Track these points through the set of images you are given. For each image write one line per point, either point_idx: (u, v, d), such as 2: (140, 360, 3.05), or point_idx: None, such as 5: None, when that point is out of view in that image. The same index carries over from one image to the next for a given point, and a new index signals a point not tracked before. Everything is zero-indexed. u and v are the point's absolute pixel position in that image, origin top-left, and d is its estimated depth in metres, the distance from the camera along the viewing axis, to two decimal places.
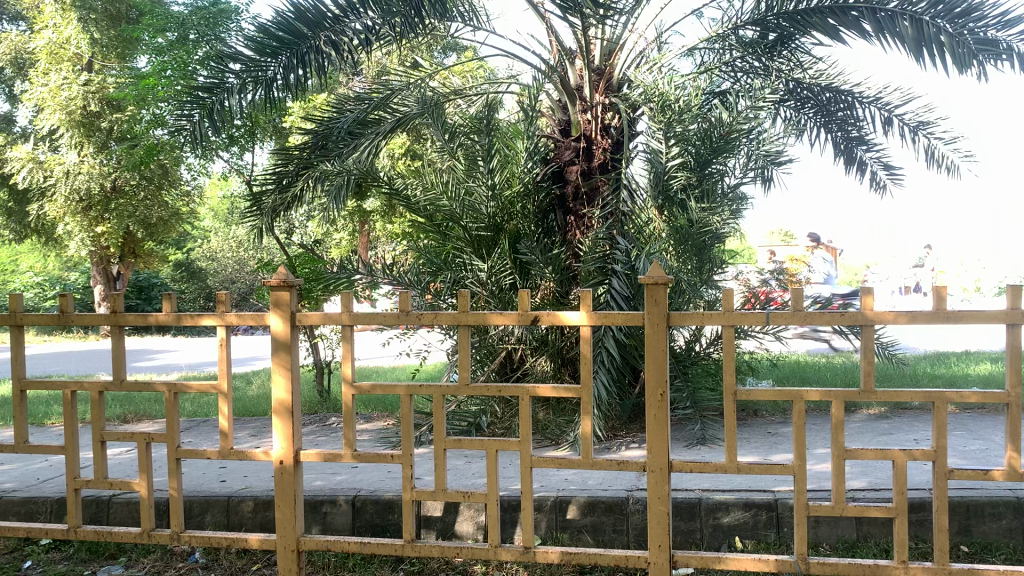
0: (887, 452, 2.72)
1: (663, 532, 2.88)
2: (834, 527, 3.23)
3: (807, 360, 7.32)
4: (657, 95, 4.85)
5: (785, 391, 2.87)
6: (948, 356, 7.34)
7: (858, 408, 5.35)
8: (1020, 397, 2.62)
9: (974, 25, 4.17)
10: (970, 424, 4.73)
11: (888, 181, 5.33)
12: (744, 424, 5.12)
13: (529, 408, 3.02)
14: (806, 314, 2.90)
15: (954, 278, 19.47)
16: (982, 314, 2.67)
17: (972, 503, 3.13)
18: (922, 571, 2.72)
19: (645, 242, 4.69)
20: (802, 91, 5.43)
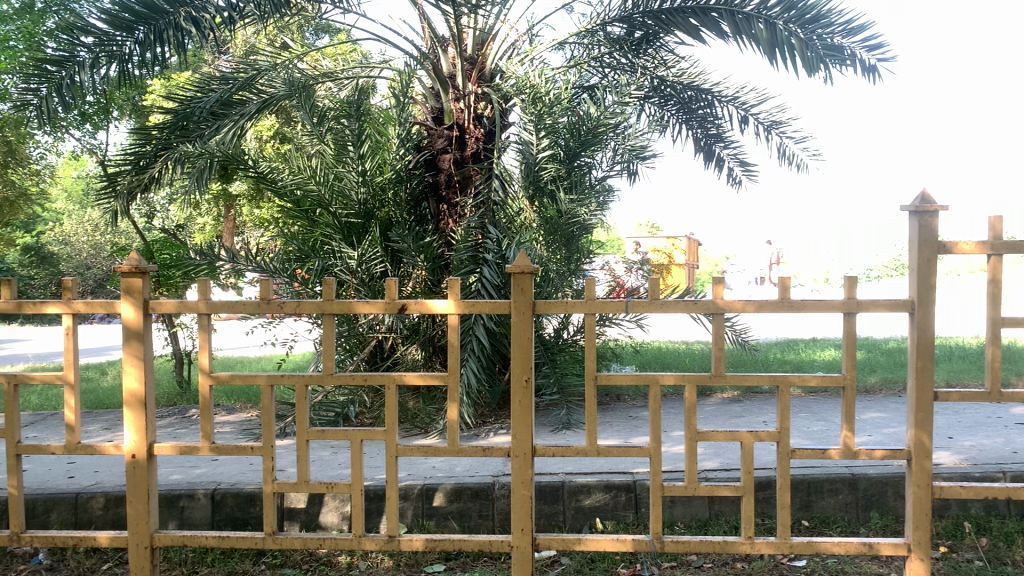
0: (736, 434, 2.87)
1: (526, 516, 2.94)
2: (688, 506, 3.38)
3: (669, 347, 7.60)
4: (528, 86, 4.91)
5: (643, 376, 2.98)
6: (797, 342, 7.80)
7: (713, 392, 5.61)
8: (855, 380, 2.81)
9: (821, 31, 4.43)
10: (814, 406, 5.05)
11: (743, 177, 5.59)
12: (607, 408, 5.28)
13: (395, 397, 3.01)
14: (663, 303, 3.02)
15: (805, 270, 20.68)
16: (821, 304, 2.85)
17: (812, 480, 3.35)
18: (766, 547, 2.87)
19: (515, 232, 4.86)
20: (666, 88, 5.59)
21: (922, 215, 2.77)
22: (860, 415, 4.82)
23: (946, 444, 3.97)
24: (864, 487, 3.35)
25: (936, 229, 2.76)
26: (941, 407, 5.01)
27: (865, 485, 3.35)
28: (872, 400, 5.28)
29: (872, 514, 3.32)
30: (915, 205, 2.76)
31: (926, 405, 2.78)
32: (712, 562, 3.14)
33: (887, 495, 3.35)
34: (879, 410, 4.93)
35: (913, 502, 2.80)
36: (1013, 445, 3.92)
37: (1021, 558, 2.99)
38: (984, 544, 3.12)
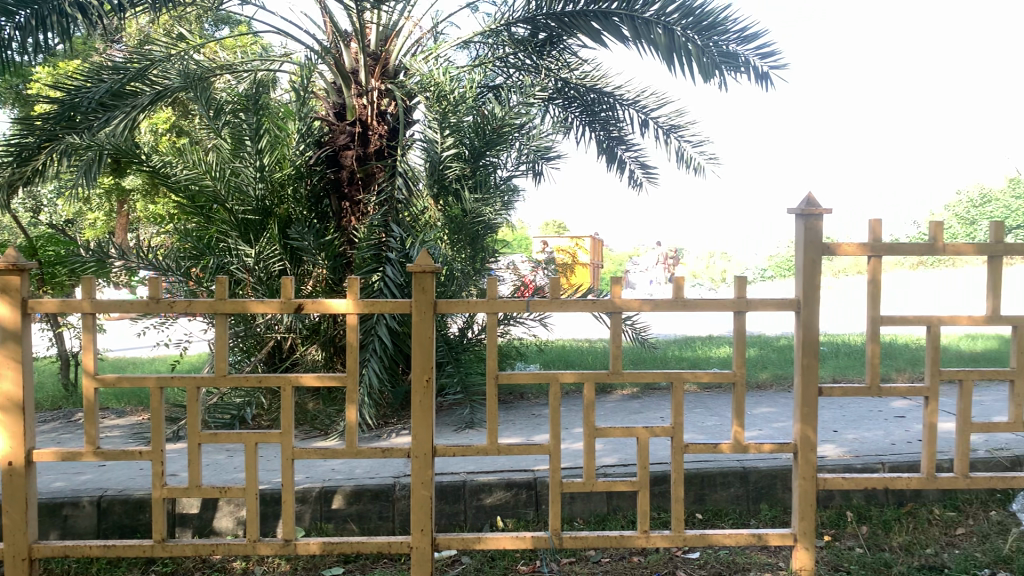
0: (633, 430, 2.92)
1: (426, 516, 2.93)
2: (587, 502, 3.43)
3: (572, 345, 7.69)
4: (433, 84, 4.89)
5: (543, 374, 3.00)
6: (694, 340, 8.02)
7: (614, 389, 5.72)
8: (745, 376, 2.90)
9: (717, 38, 4.56)
10: (709, 402, 5.21)
11: (644, 179, 5.71)
12: (510, 406, 5.31)
13: (291, 399, 2.95)
14: (562, 302, 3.05)
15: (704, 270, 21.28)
16: (714, 302, 2.94)
17: (706, 474, 3.45)
18: (661, 540, 2.93)
19: (419, 231, 4.77)
20: (569, 91, 5.66)
21: (807, 217, 2.89)
22: (752, 410, 4.99)
23: (831, 437, 4.15)
24: (754, 480, 3.47)
25: (820, 231, 2.88)
26: (827, 401, 5.23)
27: (756, 478, 3.47)
28: (763, 395, 5.48)
29: (762, 506, 3.44)
30: (801, 207, 2.88)
31: (811, 400, 2.90)
32: (610, 556, 3.19)
33: (776, 487, 3.48)
34: (770, 405, 5.12)
35: (798, 493, 2.91)
36: (892, 437, 4.13)
37: (897, 544, 3.15)
38: (865, 532, 3.27)
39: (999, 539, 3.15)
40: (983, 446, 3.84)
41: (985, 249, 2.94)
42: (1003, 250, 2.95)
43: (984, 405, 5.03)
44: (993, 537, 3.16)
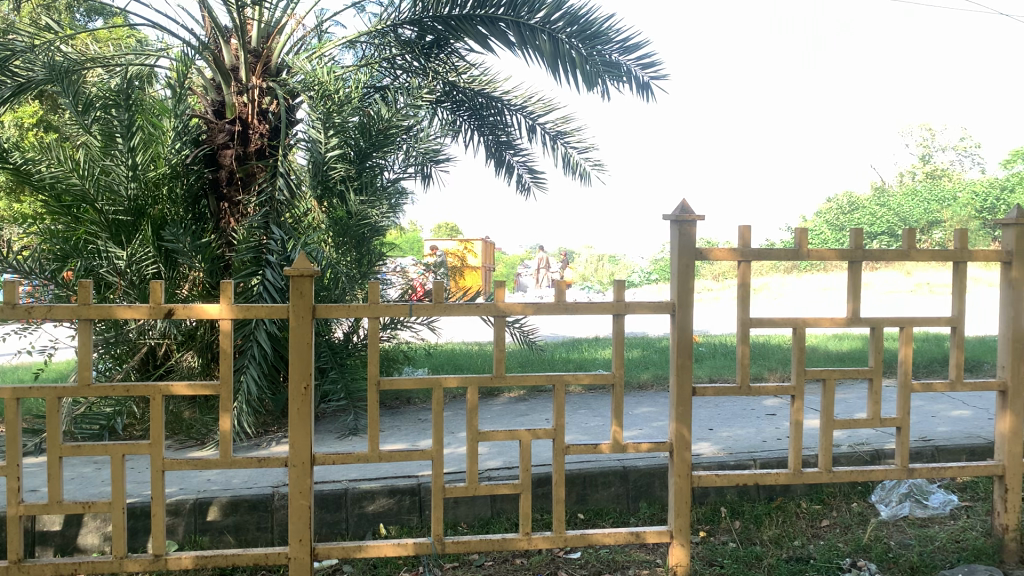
0: (515, 433, 2.94)
1: (304, 526, 2.86)
2: (470, 506, 3.43)
3: (460, 349, 7.69)
4: (317, 83, 4.77)
5: (426, 379, 2.98)
6: (580, 342, 8.15)
7: (501, 392, 5.75)
8: (624, 378, 2.96)
9: (601, 47, 4.65)
10: (592, 403, 5.30)
11: (532, 184, 5.75)
12: (396, 411, 5.27)
13: (162, 409, 2.82)
14: (445, 306, 3.04)
15: (592, 272, 21.68)
16: (593, 306, 2.99)
17: (587, 474, 3.50)
18: (542, 542, 2.96)
19: (301, 232, 4.74)
20: (456, 94, 5.61)
21: (681, 223, 2.97)
22: (634, 410, 5.12)
23: (707, 435, 4.29)
24: (634, 479, 3.55)
25: (694, 237, 2.97)
26: (704, 400, 5.42)
27: (635, 477, 3.55)
28: (645, 395, 5.62)
29: (641, 504, 3.53)
30: (676, 214, 2.96)
31: (685, 400, 2.98)
32: (493, 559, 3.20)
33: (654, 486, 3.57)
34: (651, 405, 5.26)
35: (674, 491, 2.99)
36: (763, 434, 4.31)
37: (767, 537, 3.29)
38: (738, 526, 3.40)
39: (860, 529, 3.32)
40: (845, 441, 4.05)
41: (846, 255, 3.10)
42: (862, 255, 3.11)
43: (847, 402, 5.31)
44: (854, 528, 3.34)
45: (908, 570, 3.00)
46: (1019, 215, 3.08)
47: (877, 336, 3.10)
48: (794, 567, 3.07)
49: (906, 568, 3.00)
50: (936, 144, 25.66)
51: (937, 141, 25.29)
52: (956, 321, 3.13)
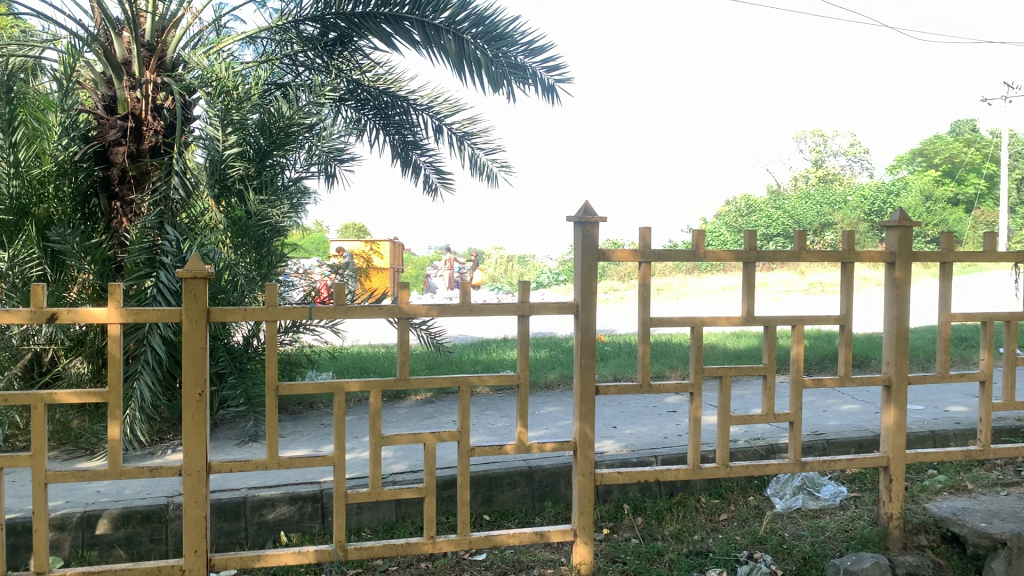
0: (419, 436, 2.91)
1: (200, 536, 2.76)
2: (375, 511, 3.38)
3: (366, 351, 7.58)
4: (214, 79, 4.61)
5: (327, 383, 2.92)
6: (488, 342, 8.17)
7: (407, 394, 5.69)
8: (528, 378, 2.97)
9: (506, 49, 4.65)
10: (499, 404, 5.32)
11: (439, 185, 5.72)
12: (298, 416, 5.16)
13: (45, 418, 2.68)
14: (347, 308, 2.98)
15: (500, 272, 21.77)
16: (498, 307, 2.99)
17: (493, 476, 3.50)
18: (447, 544, 2.93)
19: (198, 233, 4.58)
20: (361, 92, 5.52)
21: (584, 225, 3.00)
22: (540, 410, 5.15)
23: (611, 434, 4.35)
24: (539, 479, 3.57)
25: (596, 238, 3.00)
26: (608, 399, 5.50)
27: (540, 476, 3.57)
28: (550, 395, 5.67)
29: (546, 503, 3.55)
30: (579, 215, 2.98)
31: (588, 399, 3.01)
32: (398, 563, 3.16)
33: (559, 485, 3.60)
34: (556, 405, 5.31)
35: (577, 489, 3.01)
36: (665, 431, 4.40)
37: (669, 533, 3.36)
38: (640, 522, 3.45)
39: (756, 522, 3.43)
40: (742, 436, 4.18)
41: (740, 256, 3.20)
42: (755, 257, 3.21)
43: (744, 398, 5.49)
44: (751, 520, 3.44)
45: (801, 560, 3.12)
46: (901, 217, 3.24)
47: (771, 334, 3.20)
48: (694, 561, 3.15)
49: (799, 558, 3.12)
50: (828, 150, 26.78)
51: (829, 147, 26.39)
52: (844, 319, 3.26)
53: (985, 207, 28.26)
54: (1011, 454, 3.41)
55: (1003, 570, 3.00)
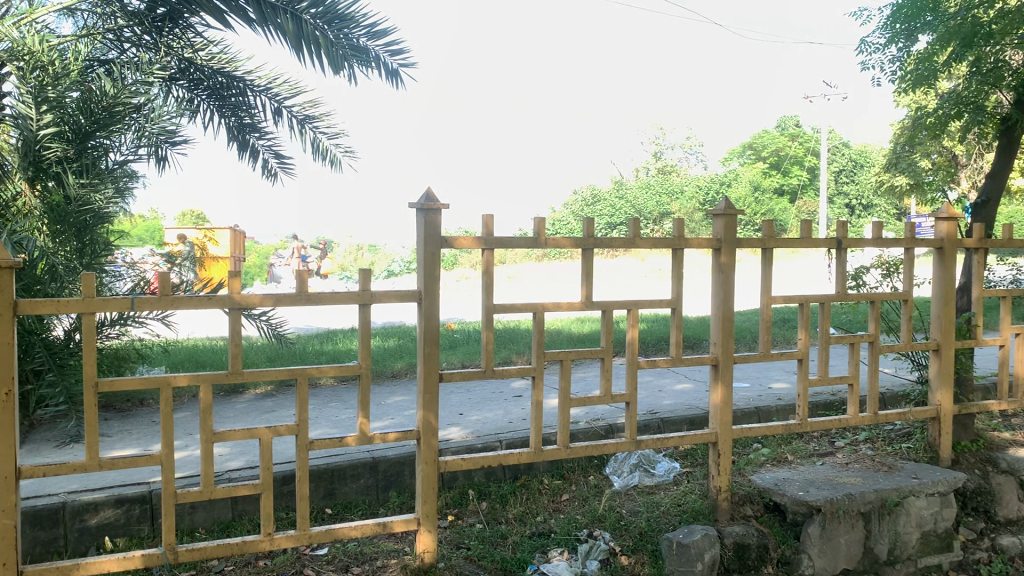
0: (254, 431, 2.79)
1: (8, 547, 2.54)
2: (209, 511, 3.24)
3: (203, 344, 7.24)
4: (24, 51, 4.15)
5: (152, 379, 2.75)
6: (334, 332, 8.00)
7: (247, 388, 5.49)
8: (369, 368, 2.91)
9: (345, 30, 4.17)
10: (343, 395, 5.22)
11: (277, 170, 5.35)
12: (127, 414, 4.86)
13: None
14: (172, 299, 2.83)
15: (348, 261, 21.35)
16: (337, 296, 2.90)
17: (335, 469, 3.43)
18: (286, 541, 2.84)
19: (9, 219, 4.25)
20: (194, 72, 4.80)
21: (427, 212, 2.95)
22: (386, 399, 5.09)
23: (456, 420, 4.36)
24: (382, 470, 3.53)
25: (438, 225, 2.96)
26: (454, 386, 5.52)
27: (384, 467, 3.53)
28: (396, 384, 5.63)
29: (390, 494, 3.51)
30: (421, 202, 2.93)
31: (432, 388, 2.98)
32: (234, 563, 3.04)
33: (403, 474, 3.57)
34: (402, 393, 5.27)
35: (421, 478, 2.98)
36: (509, 416, 4.45)
37: (512, 516, 3.41)
38: (484, 507, 3.47)
39: (596, 500, 3.53)
40: (583, 418, 4.29)
41: (579, 243, 3.25)
42: (593, 243, 3.28)
43: (586, 381, 5.64)
44: (591, 499, 3.54)
45: (637, 535, 3.24)
46: (727, 205, 3.40)
47: (609, 318, 3.29)
48: (537, 542, 3.21)
49: (635, 534, 3.24)
50: (666, 142, 27.90)
51: (668, 139, 27.49)
52: (675, 303, 3.40)
53: (807, 199, 30.36)
54: (826, 426, 3.66)
55: (818, 535, 3.32)
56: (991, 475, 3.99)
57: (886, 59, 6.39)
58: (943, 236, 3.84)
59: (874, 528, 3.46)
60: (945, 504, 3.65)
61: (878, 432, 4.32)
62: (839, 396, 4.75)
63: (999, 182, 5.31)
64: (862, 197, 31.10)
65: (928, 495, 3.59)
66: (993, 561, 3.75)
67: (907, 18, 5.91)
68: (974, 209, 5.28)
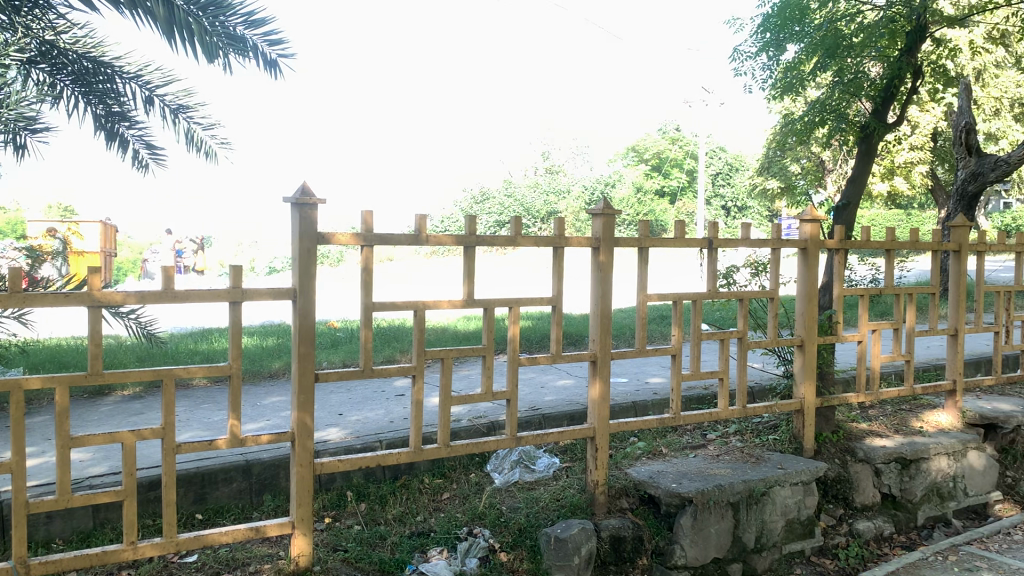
0: (115, 435, 2.65)
1: None
2: (68, 520, 3.05)
3: (66, 344, 6.83)
4: None
5: (1, 382, 2.57)
6: (209, 331, 7.72)
7: (112, 390, 5.22)
8: (240, 368, 2.82)
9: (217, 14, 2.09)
10: (218, 396, 5.04)
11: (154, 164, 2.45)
12: None
13: None
14: (24, 296, 2.66)
15: (227, 256, 20.63)
16: (206, 293, 2.80)
17: (206, 472, 3.30)
18: (151, 549, 2.72)
19: None
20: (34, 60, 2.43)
21: (302, 206, 2.87)
22: (263, 400, 4.95)
23: (335, 421, 4.27)
24: (257, 472, 3.42)
25: (314, 220, 2.89)
26: (334, 385, 5.41)
27: (259, 470, 3.42)
28: (274, 384, 5.47)
29: (265, 497, 3.41)
30: (296, 196, 2.84)
31: (307, 388, 2.91)
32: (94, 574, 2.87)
33: (279, 477, 3.47)
34: (279, 394, 5.12)
35: (296, 481, 2.91)
36: (390, 415, 4.40)
37: (392, 516, 3.37)
38: (363, 508, 3.41)
39: (476, 498, 3.53)
40: (465, 416, 4.27)
41: (460, 240, 3.24)
42: (474, 241, 3.27)
43: (469, 379, 5.64)
44: (471, 497, 3.54)
45: (517, 531, 3.26)
46: (605, 205, 3.46)
47: (490, 316, 3.29)
48: (416, 542, 3.19)
49: (515, 530, 3.26)
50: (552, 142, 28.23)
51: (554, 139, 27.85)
52: (556, 301, 3.43)
53: (687, 200, 31.36)
54: (699, 419, 3.78)
55: (690, 526, 3.42)
56: (850, 464, 4.22)
57: (758, 66, 6.67)
58: (807, 237, 4.02)
59: (743, 517, 3.60)
60: (808, 492, 3.84)
61: (747, 424, 4.49)
62: (711, 391, 4.92)
63: (858, 186, 5.62)
64: (737, 200, 32.42)
65: (792, 484, 3.77)
66: (850, 545, 3.98)
67: (776, 28, 6.17)
68: (836, 211, 5.56)
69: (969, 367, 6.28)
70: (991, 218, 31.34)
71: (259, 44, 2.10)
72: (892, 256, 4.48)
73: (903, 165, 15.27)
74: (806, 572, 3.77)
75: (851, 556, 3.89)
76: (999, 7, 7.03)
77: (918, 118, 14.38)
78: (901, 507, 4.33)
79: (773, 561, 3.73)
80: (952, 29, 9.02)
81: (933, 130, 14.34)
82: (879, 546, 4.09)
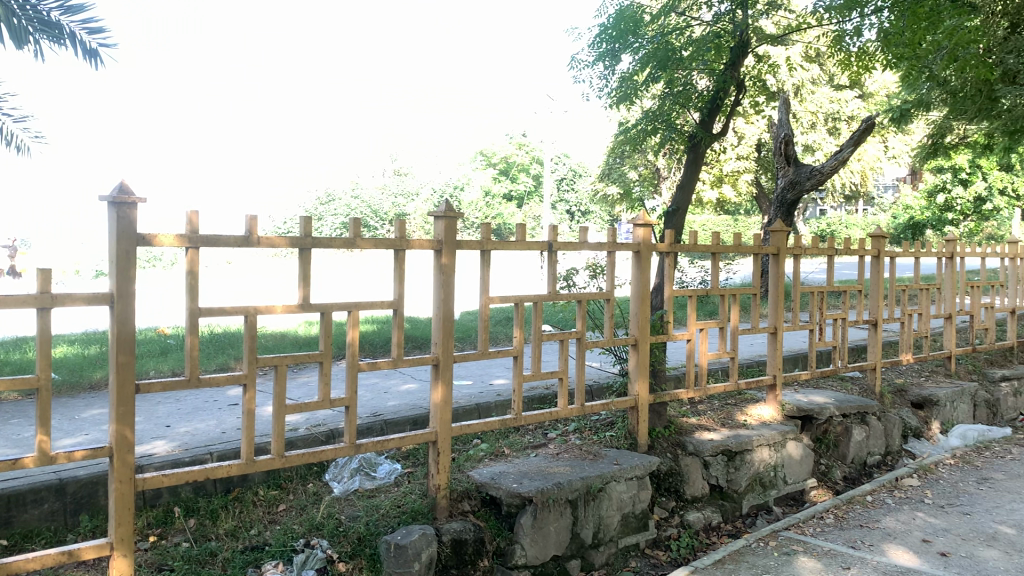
0: None
1: None
2: None
3: None
4: None
5: None
6: (21, 340, 7.11)
7: None
8: (50, 380, 2.60)
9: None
10: (30, 410, 4.66)
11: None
12: None
13: None
14: None
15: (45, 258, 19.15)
16: (9, 300, 2.56)
17: (13, 494, 3.04)
18: None
19: None
20: None
21: (120, 206, 2.68)
22: (82, 412, 4.62)
23: (162, 433, 4.03)
24: (72, 492, 3.18)
25: (134, 220, 2.71)
26: (160, 396, 5.12)
27: (73, 489, 3.18)
28: (93, 396, 5.11)
29: (81, 517, 3.17)
30: (113, 194, 2.65)
31: (126, 399, 2.73)
32: None
33: (98, 494, 3.24)
34: (100, 406, 4.79)
35: (114, 498, 2.72)
36: (222, 426, 4.20)
37: (223, 531, 3.21)
38: (191, 524, 3.23)
39: (314, 508, 3.43)
40: (303, 425, 4.15)
41: (295, 241, 3.13)
42: (310, 242, 3.17)
43: (308, 386, 5.48)
44: (308, 508, 3.43)
45: (356, 540, 3.18)
46: (447, 208, 3.44)
47: (326, 320, 3.20)
48: (250, 556, 3.05)
49: (354, 539, 3.18)
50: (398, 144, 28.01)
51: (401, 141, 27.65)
52: (397, 304, 3.38)
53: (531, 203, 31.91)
54: (539, 419, 3.83)
55: (530, 525, 3.47)
56: (681, 457, 4.41)
57: (594, 75, 6.84)
58: (639, 241, 4.17)
59: (580, 513, 3.68)
60: (642, 486, 3.98)
61: (585, 422, 4.60)
62: (552, 391, 5.01)
63: (687, 193, 5.87)
64: (580, 204, 33.35)
65: (627, 479, 3.90)
66: (681, 535, 4.16)
67: (612, 39, 6.34)
68: (667, 216, 5.79)
69: (787, 363, 6.72)
70: (808, 223, 33.81)
71: (80, 33, 1.55)
72: (719, 258, 4.71)
73: (729, 174, 16.17)
74: (640, 564, 3.91)
75: (682, 547, 4.06)
76: (811, 27, 7.52)
77: (743, 130, 15.19)
78: (727, 497, 4.56)
79: (610, 555, 3.83)
80: (771, 46, 9.62)
81: (756, 141, 15.16)
82: (707, 535, 4.29)
